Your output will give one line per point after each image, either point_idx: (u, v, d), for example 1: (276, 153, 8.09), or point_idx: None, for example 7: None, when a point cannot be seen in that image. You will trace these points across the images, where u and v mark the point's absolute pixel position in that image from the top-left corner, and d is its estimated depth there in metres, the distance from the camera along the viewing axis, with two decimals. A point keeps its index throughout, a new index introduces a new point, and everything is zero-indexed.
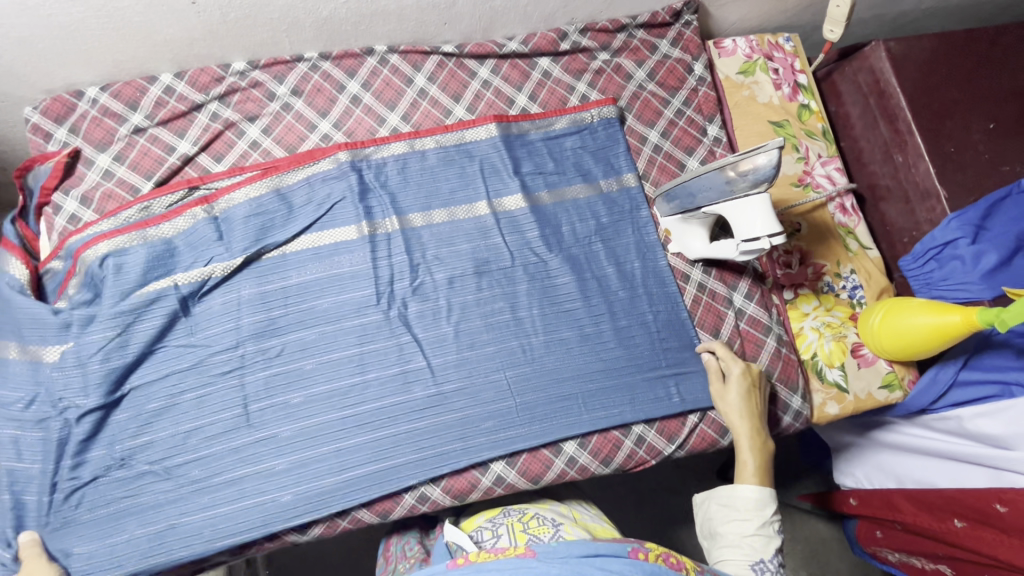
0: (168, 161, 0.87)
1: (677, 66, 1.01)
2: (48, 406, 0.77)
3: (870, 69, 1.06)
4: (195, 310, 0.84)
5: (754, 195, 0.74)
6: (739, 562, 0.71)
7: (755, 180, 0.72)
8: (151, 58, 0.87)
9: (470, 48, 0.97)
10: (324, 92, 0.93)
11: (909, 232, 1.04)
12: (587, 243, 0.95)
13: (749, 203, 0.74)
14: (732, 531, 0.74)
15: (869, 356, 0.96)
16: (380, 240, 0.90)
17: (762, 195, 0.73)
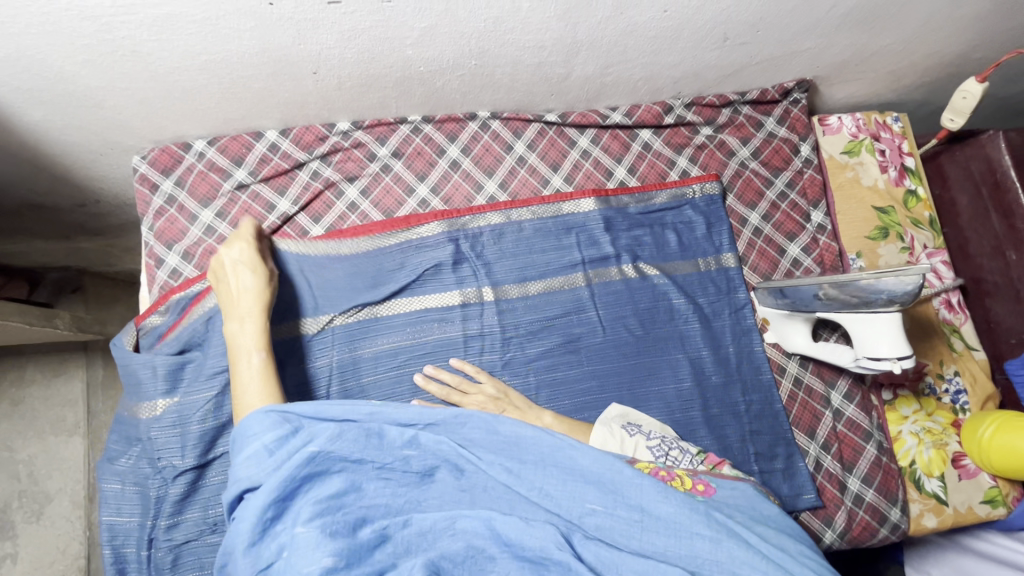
0: (268, 220, 0.87)
1: (783, 146, 0.98)
2: (148, 463, 0.77)
3: (985, 158, 1.01)
4: (287, 367, 0.81)
5: (884, 313, 0.70)
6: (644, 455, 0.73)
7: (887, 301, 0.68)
8: (260, 116, 0.86)
9: (574, 117, 0.94)
10: (424, 155, 0.92)
11: (1019, 334, 0.98)
12: (682, 324, 0.92)
13: (878, 321, 0.70)
14: None
15: (971, 467, 0.90)
16: (473, 311, 0.88)
17: (893, 314, 0.70)
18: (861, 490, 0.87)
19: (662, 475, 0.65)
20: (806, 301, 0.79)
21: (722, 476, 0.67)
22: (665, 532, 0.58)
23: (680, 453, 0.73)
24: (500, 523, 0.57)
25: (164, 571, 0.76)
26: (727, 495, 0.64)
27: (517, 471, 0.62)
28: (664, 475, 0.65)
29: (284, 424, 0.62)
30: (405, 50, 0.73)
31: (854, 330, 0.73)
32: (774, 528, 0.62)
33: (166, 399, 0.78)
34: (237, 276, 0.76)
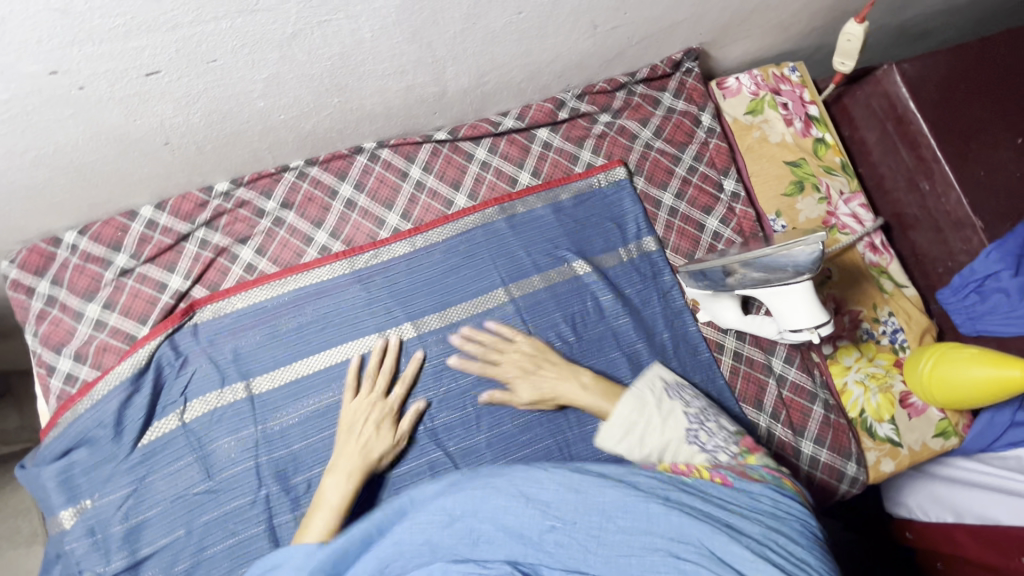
0: (161, 301, 0.82)
1: (683, 120, 0.96)
2: None
3: (885, 94, 1.01)
4: (206, 444, 0.78)
5: (795, 283, 0.68)
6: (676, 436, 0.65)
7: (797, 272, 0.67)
8: (128, 195, 0.80)
9: (465, 131, 0.90)
10: (316, 200, 0.87)
11: (943, 262, 0.99)
12: (614, 318, 0.89)
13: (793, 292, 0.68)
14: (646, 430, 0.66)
15: (919, 405, 0.92)
16: (397, 350, 0.84)
17: (806, 285, 0.68)
18: (815, 451, 0.87)
19: (681, 468, 0.60)
20: (723, 279, 0.78)
21: (743, 473, 0.60)
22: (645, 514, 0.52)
23: (720, 443, 0.65)
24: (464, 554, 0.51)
25: None
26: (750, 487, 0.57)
27: (509, 496, 0.54)
28: (679, 469, 0.60)
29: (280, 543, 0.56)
30: (256, 102, 0.68)
31: (773, 302, 0.71)
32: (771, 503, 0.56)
33: (71, 509, 0.73)
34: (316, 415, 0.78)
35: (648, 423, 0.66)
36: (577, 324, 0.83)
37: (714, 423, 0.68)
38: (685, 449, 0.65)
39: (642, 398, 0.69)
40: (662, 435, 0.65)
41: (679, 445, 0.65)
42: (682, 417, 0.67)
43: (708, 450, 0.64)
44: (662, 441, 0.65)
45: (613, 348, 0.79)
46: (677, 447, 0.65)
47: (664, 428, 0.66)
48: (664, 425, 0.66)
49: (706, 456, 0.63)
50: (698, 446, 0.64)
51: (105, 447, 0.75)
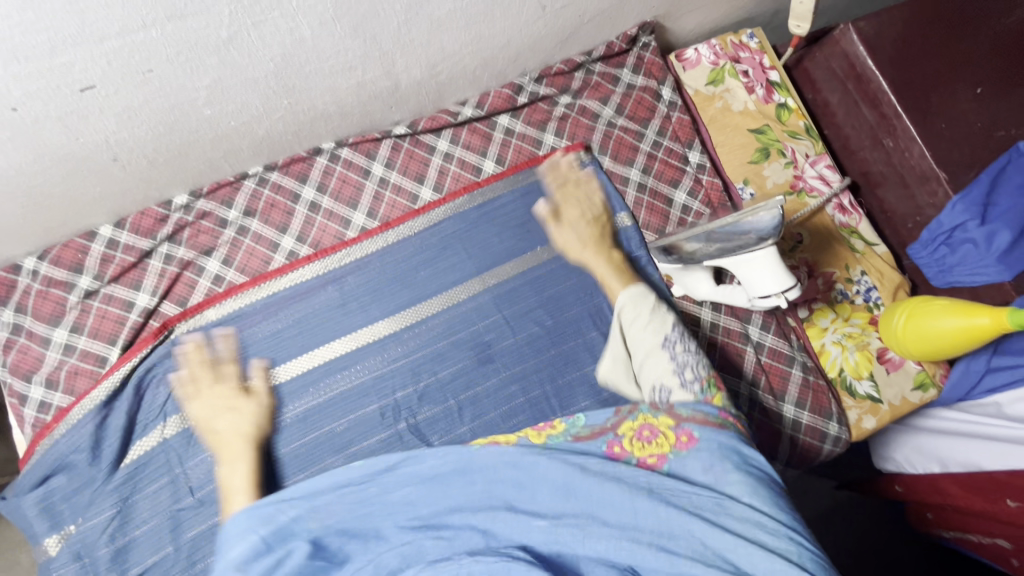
0: (130, 319, 0.81)
1: (644, 94, 0.96)
2: None
3: (843, 54, 1.01)
4: (188, 459, 0.78)
5: (759, 250, 0.68)
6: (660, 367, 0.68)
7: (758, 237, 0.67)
8: (84, 215, 0.78)
9: (424, 124, 0.89)
10: (279, 205, 0.86)
11: (912, 217, 1.00)
12: (590, 299, 0.89)
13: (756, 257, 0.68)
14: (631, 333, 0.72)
15: (896, 360, 0.93)
16: (374, 349, 0.84)
17: (767, 249, 0.68)
18: (796, 414, 0.88)
19: (646, 436, 0.62)
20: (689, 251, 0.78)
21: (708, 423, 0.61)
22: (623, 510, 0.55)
23: (691, 374, 0.67)
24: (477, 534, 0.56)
25: None
26: (711, 445, 0.59)
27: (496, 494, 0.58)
28: (646, 439, 0.61)
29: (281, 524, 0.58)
30: (202, 110, 0.67)
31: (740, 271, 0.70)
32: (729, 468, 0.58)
33: (56, 535, 0.72)
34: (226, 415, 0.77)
35: (639, 320, 0.71)
36: (599, 245, 0.86)
37: (692, 354, 0.69)
38: (658, 356, 0.69)
39: (636, 306, 0.73)
40: (640, 345, 0.71)
41: (656, 356, 0.69)
42: (663, 330, 0.70)
43: (680, 366, 0.67)
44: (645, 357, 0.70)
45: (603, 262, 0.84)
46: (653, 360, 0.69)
47: (648, 329, 0.71)
48: (648, 329, 0.71)
49: (682, 393, 0.66)
50: (670, 359, 0.68)
51: (84, 470, 0.74)
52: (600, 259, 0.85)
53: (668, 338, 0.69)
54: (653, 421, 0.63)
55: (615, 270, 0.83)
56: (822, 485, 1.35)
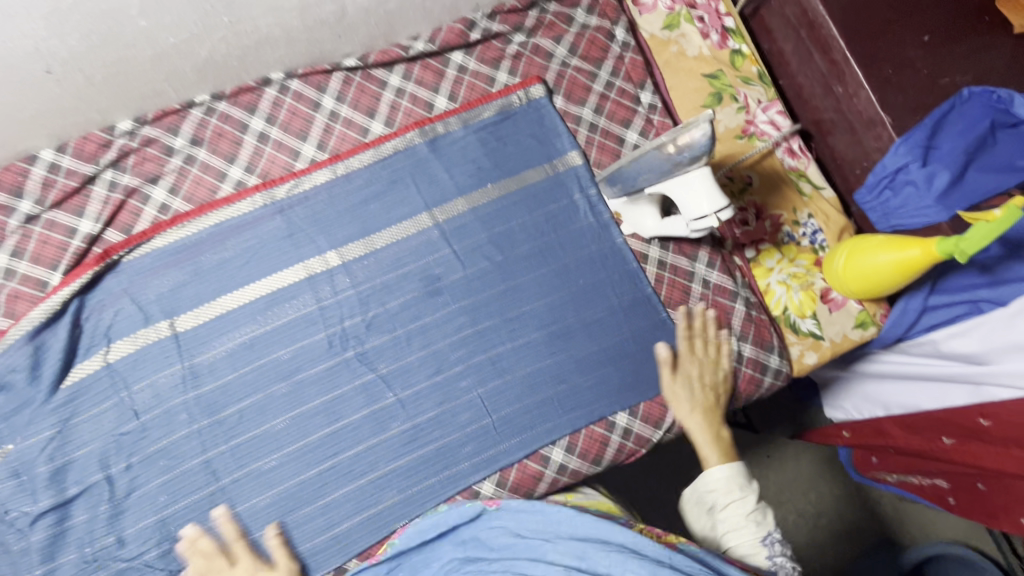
0: (72, 245, 0.80)
1: (597, 35, 0.97)
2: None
3: (795, 1, 1.02)
4: (131, 384, 0.77)
5: (694, 170, 0.73)
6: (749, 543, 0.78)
7: (693, 155, 0.71)
8: (24, 138, 0.77)
9: (375, 57, 0.90)
10: (227, 135, 0.86)
11: (859, 163, 1.03)
12: (541, 236, 0.90)
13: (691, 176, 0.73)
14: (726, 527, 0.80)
15: (839, 299, 0.95)
16: (322, 279, 0.84)
17: (702, 169, 0.73)
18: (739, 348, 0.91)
19: (656, 531, 0.72)
20: (634, 182, 0.83)
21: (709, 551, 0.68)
22: (626, 565, 0.62)
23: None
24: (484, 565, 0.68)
25: None
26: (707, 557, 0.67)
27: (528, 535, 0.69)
28: (653, 532, 0.71)
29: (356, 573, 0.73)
30: (137, 21, 0.67)
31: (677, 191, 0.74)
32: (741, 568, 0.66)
33: None
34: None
35: (723, 499, 0.81)
36: (707, 409, 0.86)
37: (785, 555, 0.78)
38: (756, 548, 0.77)
39: (719, 484, 0.81)
40: (737, 527, 0.79)
41: (754, 553, 0.77)
42: (758, 531, 0.78)
43: (767, 543, 0.78)
44: (736, 538, 0.79)
45: (696, 425, 0.85)
46: (750, 556, 0.77)
47: (745, 522, 0.79)
48: (749, 521, 0.79)
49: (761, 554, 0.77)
50: (767, 556, 0.77)
51: (22, 391, 0.74)
52: (685, 405, 0.86)
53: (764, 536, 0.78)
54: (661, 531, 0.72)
55: (714, 440, 0.84)
56: (784, 441, 1.35)
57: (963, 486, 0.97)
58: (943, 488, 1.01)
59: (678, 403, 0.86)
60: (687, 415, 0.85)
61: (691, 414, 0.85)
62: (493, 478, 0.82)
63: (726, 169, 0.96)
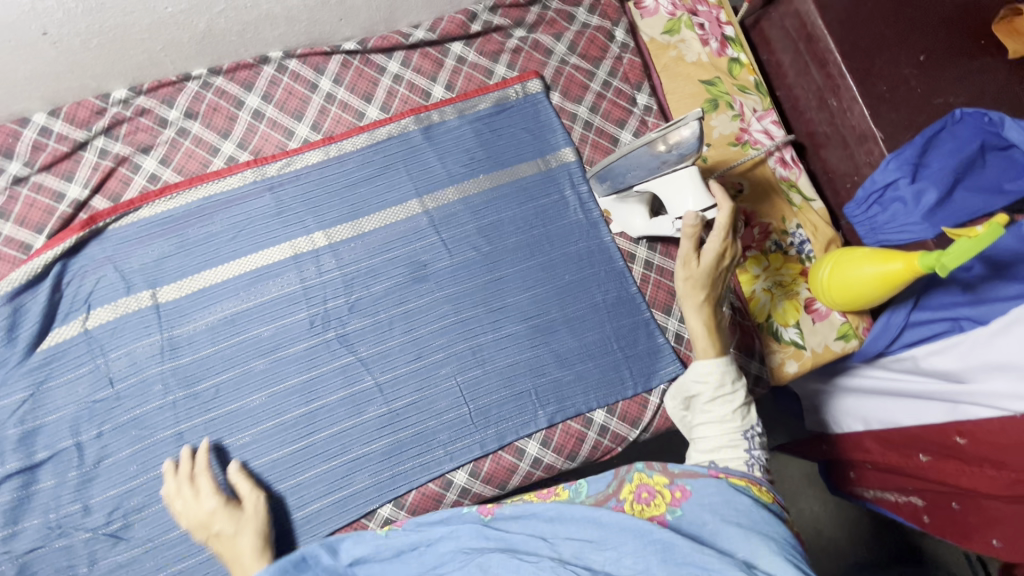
0: (59, 210, 0.80)
1: (597, 34, 0.98)
2: None
3: (795, 14, 1.04)
4: (109, 352, 0.77)
5: (683, 168, 0.74)
6: (721, 437, 0.69)
7: (682, 152, 0.72)
8: (17, 99, 0.77)
9: (374, 42, 0.90)
10: (221, 110, 0.86)
11: (850, 177, 1.03)
12: (529, 229, 0.90)
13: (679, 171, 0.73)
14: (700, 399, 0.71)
15: (822, 310, 0.97)
16: (308, 259, 0.84)
17: (691, 168, 0.73)
18: None
19: (645, 500, 0.66)
20: (623, 177, 0.82)
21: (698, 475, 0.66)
22: (622, 562, 0.59)
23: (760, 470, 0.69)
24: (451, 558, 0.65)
25: None
26: (704, 497, 0.63)
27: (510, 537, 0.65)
28: (644, 502, 0.65)
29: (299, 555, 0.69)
30: None
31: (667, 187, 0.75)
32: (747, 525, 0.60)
33: None
34: (226, 537, 0.69)
35: (710, 393, 0.69)
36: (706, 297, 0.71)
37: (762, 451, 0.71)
38: (734, 441, 0.69)
39: (710, 375, 0.69)
40: (716, 419, 0.70)
41: (732, 445, 0.69)
42: (741, 424, 0.70)
43: (745, 436, 0.70)
44: (715, 428, 0.70)
45: (700, 319, 0.71)
46: (727, 447, 0.69)
47: (732, 414, 0.70)
48: (735, 413, 0.70)
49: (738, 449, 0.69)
50: (744, 450, 0.69)
51: None
52: (696, 306, 0.71)
53: (745, 429, 0.69)
54: (649, 481, 0.67)
55: (713, 330, 0.70)
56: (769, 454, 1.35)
57: (937, 504, 0.97)
58: (918, 506, 1.01)
59: (685, 267, 0.70)
60: (686, 284, 0.71)
61: (690, 303, 0.72)
62: (467, 467, 0.82)
63: (719, 173, 0.96)
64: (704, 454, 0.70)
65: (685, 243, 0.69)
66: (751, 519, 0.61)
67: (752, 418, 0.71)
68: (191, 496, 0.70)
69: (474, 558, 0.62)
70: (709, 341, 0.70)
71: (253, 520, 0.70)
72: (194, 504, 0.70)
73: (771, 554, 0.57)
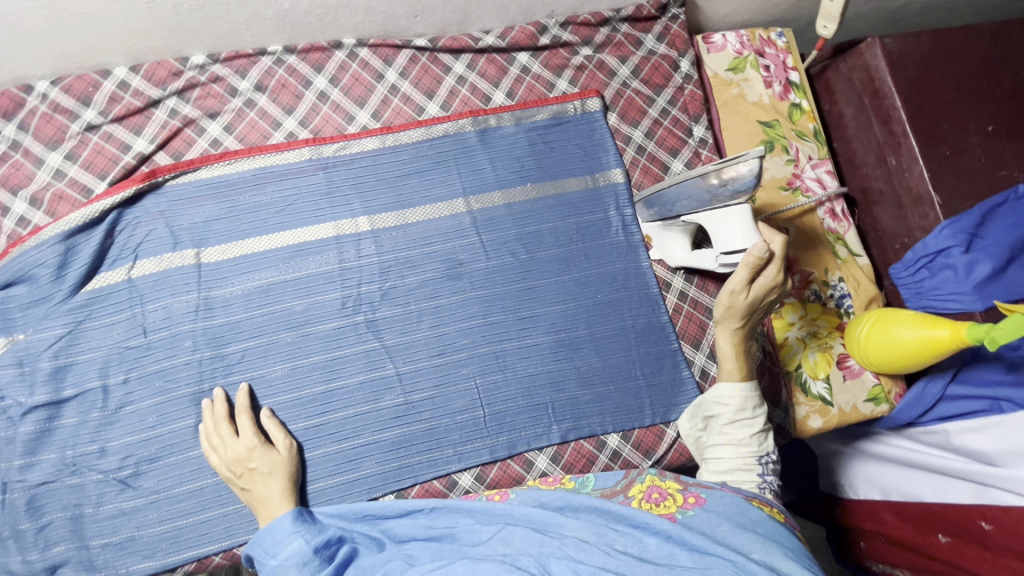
0: (123, 160, 0.83)
1: (662, 62, 0.99)
2: None
3: (864, 67, 1.02)
4: (147, 302, 0.79)
5: (733, 205, 0.73)
6: (736, 459, 0.75)
7: (737, 188, 0.71)
8: (103, 51, 0.81)
9: (444, 42, 0.92)
10: (290, 87, 0.88)
11: (900, 239, 1.01)
12: (569, 243, 0.90)
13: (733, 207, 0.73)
14: (718, 422, 0.77)
15: (855, 368, 0.94)
16: (349, 241, 0.85)
17: (742, 205, 0.73)
18: None
19: (655, 500, 0.69)
20: (672, 205, 0.83)
21: (712, 489, 0.69)
22: (644, 544, 0.62)
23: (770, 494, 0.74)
24: (461, 533, 0.68)
25: (20, 514, 0.71)
26: (717, 504, 0.66)
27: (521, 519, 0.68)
28: (656, 500, 0.69)
29: (309, 521, 0.71)
30: None
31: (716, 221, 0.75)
32: (760, 533, 0.62)
33: (3, 339, 0.75)
34: (259, 474, 0.73)
35: (730, 415, 0.76)
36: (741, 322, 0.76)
37: (775, 477, 0.76)
38: (749, 465, 0.75)
39: (732, 398, 0.76)
40: (733, 441, 0.76)
41: (745, 468, 0.74)
42: (757, 449, 0.75)
43: (760, 461, 0.75)
44: (732, 450, 0.75)
45: (729, 341, 0.78)
46: (741, 470, 0.74)
47: (749, 438, 0.75)
48: (752, 438, 0.75)
49: (751, 471, 0.74)
50: (758, 474, 0.74)
51: (45, 286, 0.76)
52: (729, 328, 0.78)
53: (760, 454, 0.75)
54: (663, 485, 0.71)
55: (739, 353, 0.77)
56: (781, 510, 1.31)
57: None
58: None
59: (732, 297, 0.74)
60: (727, 309, 0.75)
61: (725, 324, 0.78)
62: (473, 471, 0.82)
63: (767, 215, 0.95)
64: (718, 475, 0.75)
65: (742, 275, 0.71)
66: (764, 528, 0.63)
67: (768, 446, 0.76)
68: (227, 436, 0.74)
69: (498, 531, 0.65)
70: (735, 365, 0.77)
71: (287, 463, 0.74)
72: (229, 443, 0.73)
73: (786, 557, 0.59)
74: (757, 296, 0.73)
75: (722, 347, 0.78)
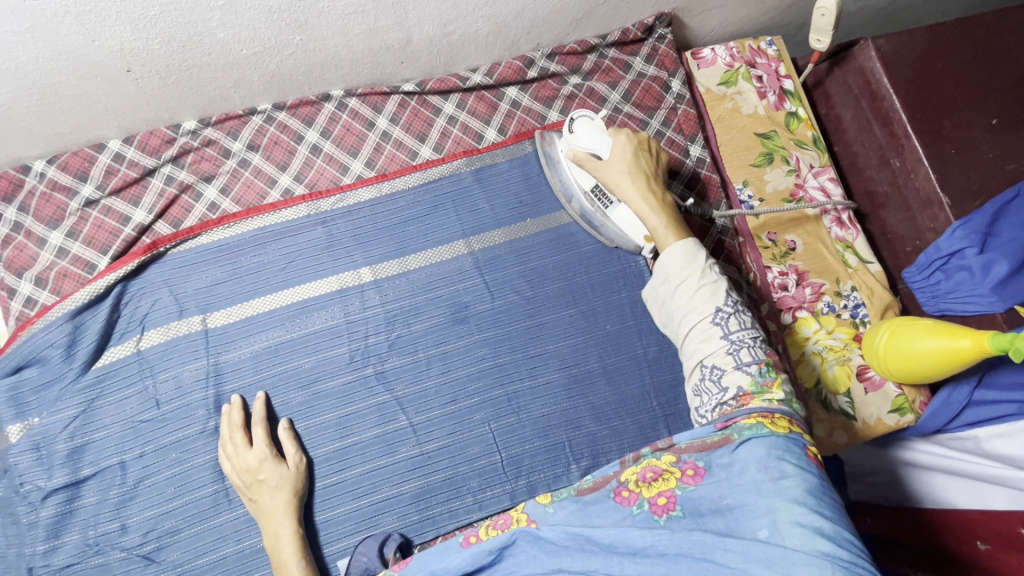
0: (124, 233, 0.83)
1: (653, 84, 0.99)
2: (11, 492, 0.73)
3: (859, 70, 1.01)
4: (158, 373, 0.79)
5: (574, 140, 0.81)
6: (697, 327, 0.68)
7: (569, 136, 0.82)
8: (96, 127, 0.82)
9: (432, 84, 0.92)
10: (282, 144, 0.89)
11: (911, 240, 0.99)
12: (573, 276, 0.90)
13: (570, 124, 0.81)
14: (670, 299, 0.71)
15: (876, 379, 0.92)
16: (353, 293, 0.85)
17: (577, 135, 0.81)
18: None
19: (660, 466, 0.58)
20: (558, 161, 0.89)
21: (706, 447, 0.59)
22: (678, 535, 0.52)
23: (748, 355, 0.65)
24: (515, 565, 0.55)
25: None
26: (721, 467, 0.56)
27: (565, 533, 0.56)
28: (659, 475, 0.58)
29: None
30: (216, 33, 0.70)
31: (585, 159, 0.80)
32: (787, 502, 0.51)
33: (18, 425, 0.75)
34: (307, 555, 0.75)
35: (673, 284, 0.70)
36: (646, 180, 0.77)
37: (745, 328, 0.67)
38: (710, 335, 0.67)
39: (666, 268, 0.71)
40: (686, 308, 0.69)
41: (707, 339, 0.67)
42: (708, 304, 0.68)
43: (733, 343, 0.66)
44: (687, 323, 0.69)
45: (646, 206, 0.75)
46: (703, 339, 0.67)
47: (694, 296, 0.69)
48: (696, 296, 0.68)
49: (722, 353, 0.66)
50: (722, 337, 0.66)
51: (55, 367, 0.76)
52: (641, 194, 0.76)
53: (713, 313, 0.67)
54: (656, 462, 0.59)
55: (663, 213, 0.74)
56: None
57: None
58: None
59: (602, 171, 0.78)
60: (628, 179, 0.76)
61: (634, 198, 0.76)
62: None
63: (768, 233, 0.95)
64: (691, 359, 0.69)
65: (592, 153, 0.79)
66: (759, 473, 0.54)
67: (721, 290, 0.69)
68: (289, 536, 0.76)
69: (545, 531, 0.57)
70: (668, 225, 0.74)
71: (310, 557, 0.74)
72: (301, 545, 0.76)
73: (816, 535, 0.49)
74: (631, 158, 0.77)
75: (647, 216, 0.74)
